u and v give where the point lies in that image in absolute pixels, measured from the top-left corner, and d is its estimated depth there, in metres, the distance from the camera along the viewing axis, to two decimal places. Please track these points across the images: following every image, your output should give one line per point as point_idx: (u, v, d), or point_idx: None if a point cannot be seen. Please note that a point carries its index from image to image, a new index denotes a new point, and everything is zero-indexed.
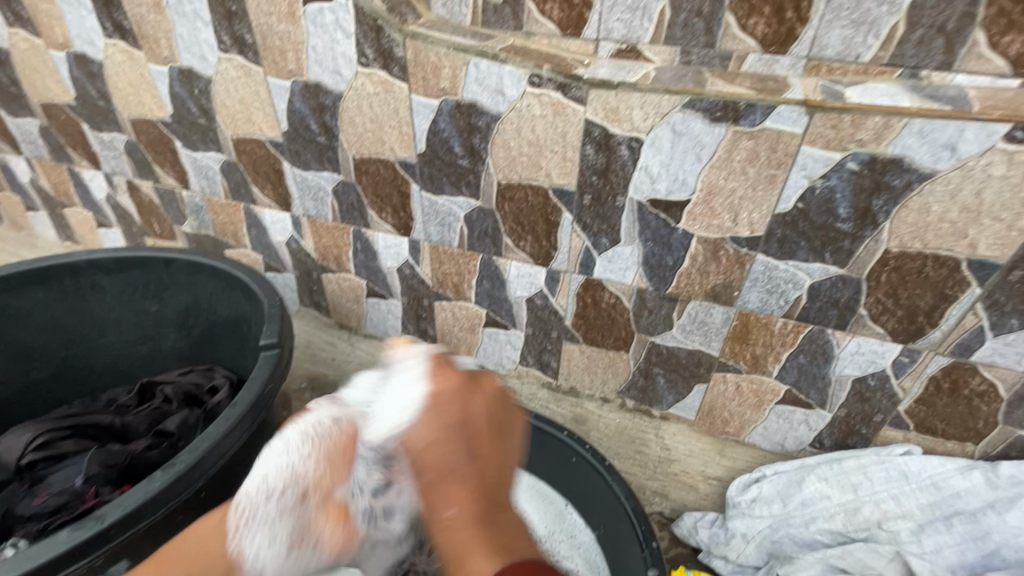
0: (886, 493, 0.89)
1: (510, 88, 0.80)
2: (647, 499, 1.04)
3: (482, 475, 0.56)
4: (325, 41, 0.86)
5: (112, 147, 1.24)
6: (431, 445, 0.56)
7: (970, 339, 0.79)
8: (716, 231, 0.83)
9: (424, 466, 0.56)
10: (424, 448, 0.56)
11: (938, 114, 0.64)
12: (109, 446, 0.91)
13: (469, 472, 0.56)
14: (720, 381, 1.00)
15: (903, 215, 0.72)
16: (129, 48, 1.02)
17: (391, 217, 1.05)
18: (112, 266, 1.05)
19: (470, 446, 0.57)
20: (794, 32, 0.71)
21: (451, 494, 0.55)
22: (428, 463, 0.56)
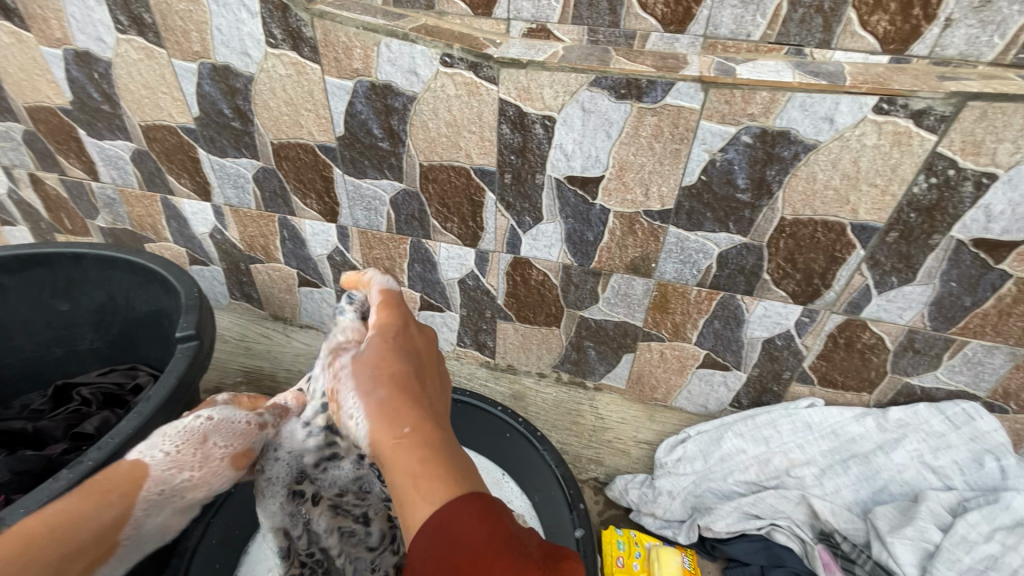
0: (793, 444, 0.97)
1: (423, 68, 0.80)
2: (583, 467, 1.09)
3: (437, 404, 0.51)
4: (229, 20, 0.83)
5: (9, 137, 1.15)
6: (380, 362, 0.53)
7: (859, 297, 0.87)
8: (631, 206, 0.86)
9: (380, 382, 0.51)
10: (377, 364, 0.53)
11: (817, 88, 0.68)
12: (20, 453, 0.86)
13: (422, 404, 0.50)
14: (645, 350, 1.05)
15: (794, 184, 0.77)
16: (16, 29, 0.95)
17: (316, 203, 1.04)
18: (15, 265, 0.99)
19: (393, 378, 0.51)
20: (691, 11, 0.75)
21: (401, 412, 0.48)
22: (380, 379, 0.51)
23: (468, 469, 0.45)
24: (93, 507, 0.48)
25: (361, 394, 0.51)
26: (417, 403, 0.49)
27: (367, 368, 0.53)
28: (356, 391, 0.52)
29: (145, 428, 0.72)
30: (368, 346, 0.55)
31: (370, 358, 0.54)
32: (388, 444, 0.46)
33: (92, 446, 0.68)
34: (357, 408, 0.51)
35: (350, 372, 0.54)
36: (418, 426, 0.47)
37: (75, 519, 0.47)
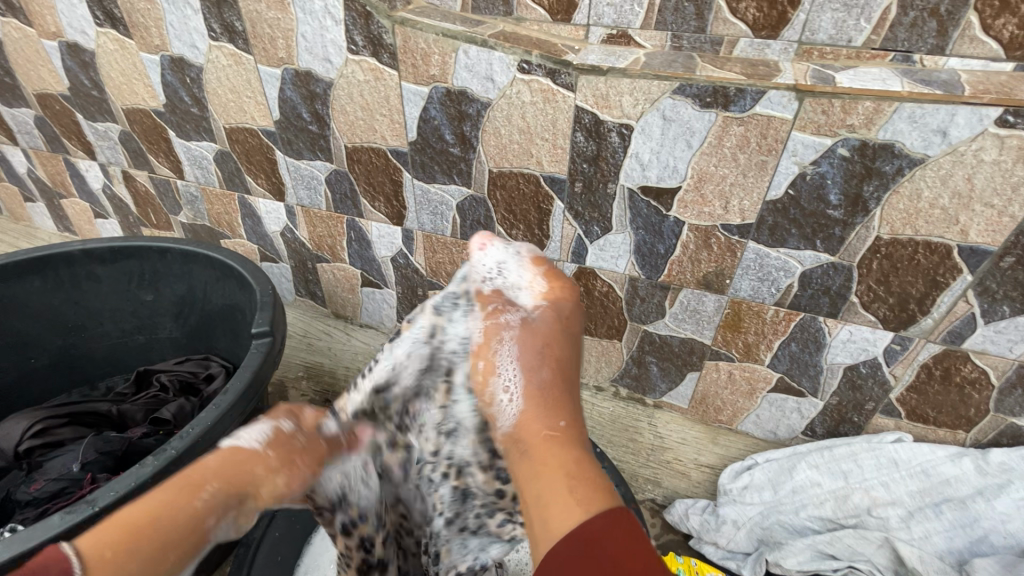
0: (876, 480, 0.90)
1: (500, 75, 0.79)
2: (639, 486, 1.04)
3: (570, 393, 0.59)
4: (314, 28, 0.86)
5: (107, 137, 1.24)
6: (546, 343, 0.61)
7: (961, 326, 0.79)
8: (708, 219, 0.83)
9: (545, 360, 0.60)
10: (545, 342, 0.61)
11: (930, 98, 0.63)
12: (105, 435, 0.90)
13: (569, 402, 0.58)
14: (712, 369, 1.00)
15: (894, 202, 0.72)
16: (121, 37, 1.02)
17: (385, 206, 1.05)
18: (108, 256, 1.06)
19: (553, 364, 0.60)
20: (785, 16, 0.71)
21: (554, 405, 0.57)
22: (546, 357, 0.60)
23: (609, 482, 0.50)
24: (196, 501, 0.48)
25: (519, 366, 0.59)
26: (569, 397, 0.58)
27: (535, 338, 0.61)
28: (520, 367, 0.59)
29: (222, 421, 0.75)
30: (537, 316, 0.63)
31: (535, 330, 0.62)
32: (542, 433, 0.55)
33: (174, 435, 0.71)
34: (513, 382, 0.58)
35: (517, 338, 0.61)
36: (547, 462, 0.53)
37: (171, 510, 0.47)
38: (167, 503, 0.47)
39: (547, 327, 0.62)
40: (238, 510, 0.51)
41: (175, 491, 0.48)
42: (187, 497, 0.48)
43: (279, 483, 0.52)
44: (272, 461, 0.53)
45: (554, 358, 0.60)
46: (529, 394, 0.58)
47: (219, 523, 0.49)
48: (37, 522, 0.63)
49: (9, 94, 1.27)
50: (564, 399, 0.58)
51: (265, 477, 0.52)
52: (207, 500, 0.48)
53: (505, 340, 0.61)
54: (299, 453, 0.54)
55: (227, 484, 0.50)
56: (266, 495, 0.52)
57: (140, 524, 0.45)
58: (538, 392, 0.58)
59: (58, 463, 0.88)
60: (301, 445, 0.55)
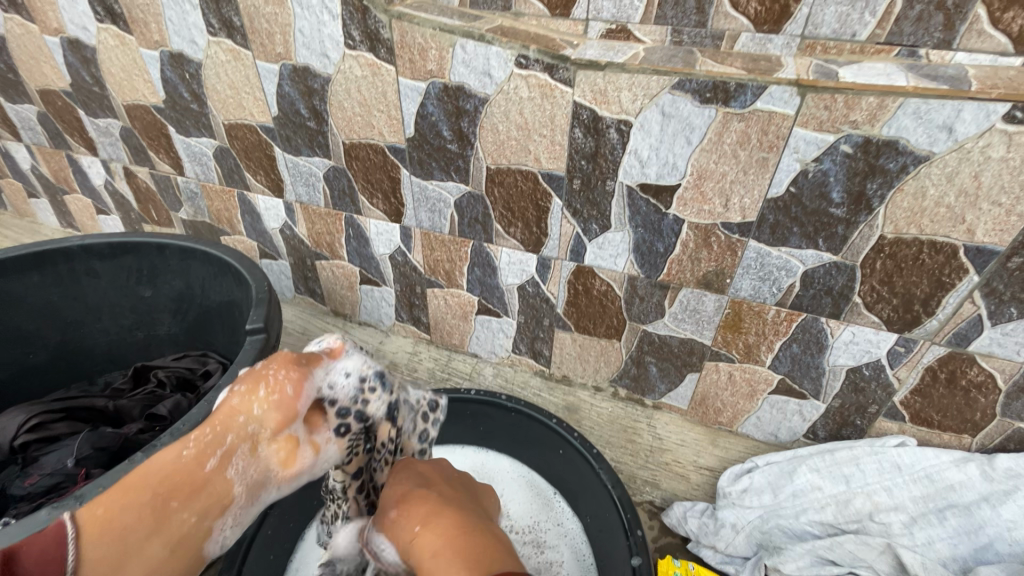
0: (878, 485, 0.88)
1: (497, 70, 0.78)
2: (637, 489, 1.02)
3: (427, 498, 0.61)
4: (312, 23, 0.85)
5: (108, 133, 1.24)
6: (391, 497, 0.64)
7: (967, 328, 0.77)
8: (708, 217, 0.81)
9: (391, 505, 0.62)
10: (389, 497, 0.64)
11: (935, 93, 0.61)
12: (101, 430, 0.90)
13: (435, 504, 0.60)
14: (712, 370, 0.99)
15: (899, 200, 0.70)
16: (121, 33, 1.02)
17: (383, 203, 1.05)
18: (107, 251, 1.06)
19: (403, 501, 0.62)
20: (788, 10, 0.69)
21: (412, 519, 0.59)
22: (393, 502, 0.63)
23: (496, 545, 0.56)
24: (181, 451, 0.55)
25: (381, 529, 0.62)
26: (423, 504, 0.60)
27: (385, 496, 0.65)
28: (388, 548, 0.61)
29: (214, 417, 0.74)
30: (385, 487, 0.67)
31: (384, 498, 0.64)
32: (405, 540, 0.58)
33: (166, 432, 0.70)
34: (384, 544, 0.62)
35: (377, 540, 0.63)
36: (417, 560, 0.56)
37: (167, 467, 0.55)
38: (159, 462, 0.55)
39: (389, 495, 0.64)
40: (239, 439, 0.57)
41: (166, 452, 0.56)
42: (174, 452, 0.55)
43: (259, 397, 0.58)
44: (241, 390, 0.59)
45: (416, 509, 0.60)
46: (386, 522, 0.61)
47: (223, 461, 0.56)
48: (26, 518, 0.62)
49: (12, 90, 1.27)
50: (421, 509, 0.60)
51: (245, 412, 0.57)
52: (194, 445, 0.56)
53: (376, 520, 0.64)
54: (263, 372, 0.60)
55: (204, 426, 0.57)
56: (256, 414, 0.58)
57: (134, 486, 0.54)
58: (410, 517, 0.59)
59: (53, 457, 0.88)
60: (266, 368, 0.61)
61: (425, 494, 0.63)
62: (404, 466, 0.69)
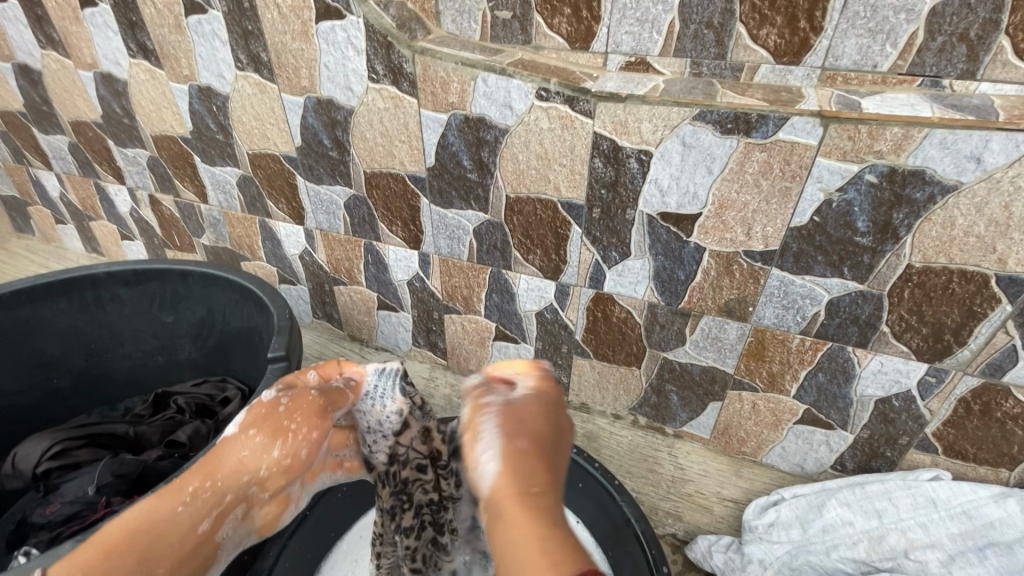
0: (912, 521, 0.85)
1: (518, 102, 0.80)
2: (660, 520, 0.99)
3: (555, 456, 0.45)
4: (337, 58, 0.87)
5: (136, 162, 1.28)
6: (532, 419, 0.47)
7: (1002, 359, 0.75)
8: (729, 245, 0.81)
9: (527, 433, 0.45)
10: (525, 417, 0.47)
11: (962, 124, 0.61)
12: (121, 457, 0.91)
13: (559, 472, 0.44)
14: (735, 400, 0.97)
15: (926, 229, 0.69)
16: (152, 67, 1.06)
17: (402, 231, 1.06)
18: (132, 278, 1.08)
19: (538, 435, 0.45)
20: (807, 42, 0.69)
21: (534, 473, 0.42)
22: (530, 430, 0.46)
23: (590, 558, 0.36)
24: (179, 509, 0.45)
25: (502, 435, 0.45)
26: (556, 465, 0.44)
27: (520, 410, 0.47)
28: (499, 433, 0.45)
29: None
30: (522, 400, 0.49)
31: (519, 412, 0.47)
32: (514, 495, 0.40)
33: (188, 462, 0.71)
34: (490, 453, 0.44)
35: (494, 419, 0.47)
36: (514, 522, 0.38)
37: (151, 520, 0.44)
38: (149, 513, 0.44)
39: (531, 410, 0.48)
40: (237, 501, 0.47)
41: (156, 501, 0.45)
42: (168, 505, 0.45)
43: (275, 457, 0.48)
44: (255, 437, 0.48)
45: (550, 449, 0.45)
46: (507, 452, 0.44)
47: (219, 525, 0.46)
48: (51, 549, 0.62)
49: (45, 121, 1.31)
50: (550, 473, 0.43)
51: (253, 457, 0.48)
52: (191, 504, 0.46)
53: (499, 413, 0.47)
54: (288, 420, 0.49)
55: (213, 481, 0.46)
56: (264, 474, 0.48)
57: (129, 534, 0.43)
58: (524, 463, 0.43)
59: (74, 485, 0.88)
60: (253, 435, 0.48)
61: (558, 439, 0.46)
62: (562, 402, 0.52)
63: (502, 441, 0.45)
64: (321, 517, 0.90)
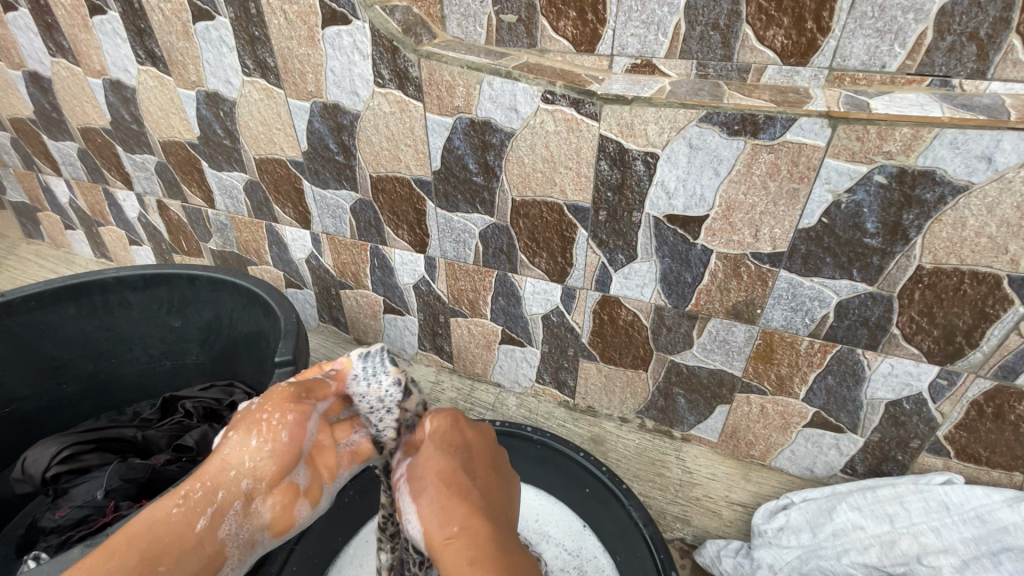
0: (925, 526, 0.84)
1: (524, 105, 0.80)
2: (667, 525, 0.98)
3: (465, 485, 0.50)
4: (343, 63, 0.88)
5: (144, 168, 1.29)
6: (437, 467, 0.52)
7: (1015, 361, 0.74)
8: (737, 247, 0.80)
9: (431, 482, 0.50)
10: (429, 466, 0.52)
11: (973, 124, 0.60)
12: (130, 461, 0.91)
13: (474, 497, 0.49)
14: (743, 403, 0.96)
15: (937, 230, 0.69)
16: (160, 74, 1.06)
17: (408, 234, 1.06)
18: (140, 283, 1.08)
19: (441, 477, 0.51)
20: (815, 43, 0.69)
21: (450, 512, 0.48)
22: (432, 477, 0.51)
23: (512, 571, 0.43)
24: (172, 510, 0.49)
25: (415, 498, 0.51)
26: (466, 494, 0.49)
27: (419, 466, 0.53)
28: (411, 496, 0.51)
29: None
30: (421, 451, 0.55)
31: (420, 466, 0.53)
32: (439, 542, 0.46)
33: None
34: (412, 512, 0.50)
35: (405, 481, 0.53)
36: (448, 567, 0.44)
37: (151, 519, 0.49)
38: (148, 518, 0.49)
39: (430, 456, 0.53)
40: (232, 497, 0.50)
41: (155, 506, 0.50)
42: (163, 507, 0.50)
43: (253, 448, 0.50)
44: (232, 436, 0.51)
45: (454, 479, 0.51)
46: (422, 508, 0.49)
47: (213, 522, 0.49)
48: (62, 553, 0.63)
49: (55, 128, 1.33)
50: (464, 499, 0.49)
51: (235, 454, 0.51)
52: (183, 502, 0.50)
53: (407, 478, 0.53)
54: (261, 412, 0.51)
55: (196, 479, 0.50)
56: (248, 467, 0.50)
57: (136, 534, 0.48)
58: (436, 512, 0.48)
59: (82, 489, 0.88)
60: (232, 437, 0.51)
61: (458, 463, 0.52)
62: (455, 421, 0.58)
63: (416, 501, 0.50)
64: (328, 522, 0.89)
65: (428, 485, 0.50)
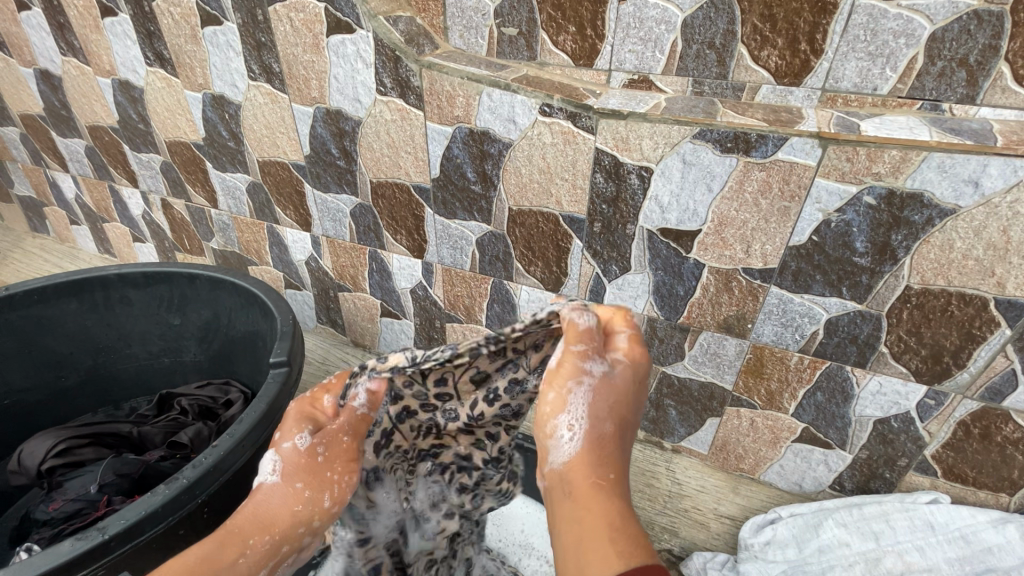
0: (910, 544, 0.84)
1: (522, 117, 0.81)
2: (656, 535, 1.00)
3: (626, 436, 0.53)
4: (346, 70, 0.89)
5: (150, 167, 1.30)
6: (620, 400, 0.53)
7: (1001, 383, 0.75)
8: (728, 262, 0.81)
9: (611, 415, 0.51)
10: (619, 396, 0.52)
11: (960, 148, 0.61)
12: (124, 456, 0.92)
13: (624, 451, 0.52)
14: (734, 416, 0.97)
15: (924, 251, 0.69)
16: (168, 76, 1.08)
17: (406, 239, 1.07)
18: (141, 280, 1.10)
19: (616, 414, 0.52)
20: (808, 64, 0.70)
21: (605, 455, 0.50)
22: (609, 409, 0.51)
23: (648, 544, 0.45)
24: (240, 560, 0.51)
25: (588, 410, 0.50)
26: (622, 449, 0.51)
27: (604, 391, 0.52)
28: (588, 409, 0.50)
29: (235, 449, 0.75)
30: (617, 370, 0.53)
31: (610, 386, 0.52)
32: (588, 481, 0.48)
33: (187, 464, 0.72)
34: (575, 423, 0.50)
35: (586, 389, 0.51)
36: (588, 509, 0.46)
37: (215, 566, 0.49)
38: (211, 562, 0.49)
39: (620, 385, 0.53)
40: (292, 547, 0.55)
41: (220, 548, 0.50)
42: (231, 556, 0.50)
43: (324, 507, 0.55)
44: (303, 491, 0.54)
45: (621, 416, 0.53)
46: (585, 433, 0.50)
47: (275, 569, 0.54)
48: (51, 548, 0.63)
49: (64, 125, 1.35)
50: (618, 449, 0.51)
51: (305, 510, 0.55)
52: (251, 554, 0.52)
53: (581, 388, 0.51)
54: (328, 470, 0.55)
55: (271, 533, 0.53)
56: (316, 520, 0.55)
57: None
58: (598, 441, 0.50)
59: (77, 483, 0.89)
60: (298, 484, 0.54)
61: (627, 409, 0.53)
62: (642, 358, 0.56)
63: (585, 421, 0.50)
64: None
65: (604, 417, 0.51)
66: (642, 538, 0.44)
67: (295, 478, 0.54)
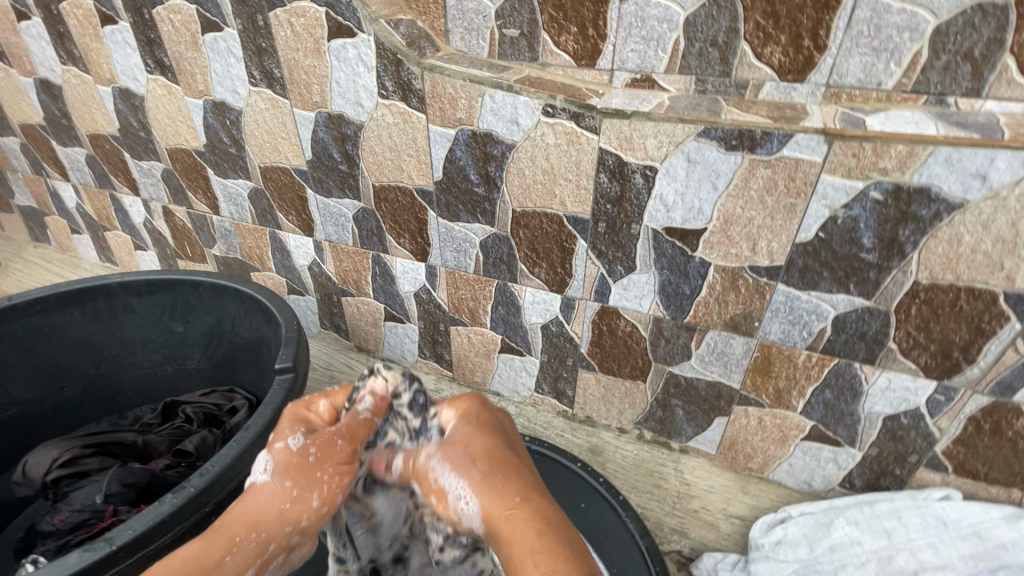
0: (922, 542, 0.83)
1: (525, 118, 0.81)
2: (665, 537, 0.98)
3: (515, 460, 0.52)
4: (348, 74, 0.89)
5: (151, 175, 1.30)
6: (471, 444, 0.53)
7: (1011, 377, 0.75)
8: (735, 260, 0.81)
9: (478, 456, 0.51)
10: (469, 442, 0.53)
11: (967, 142, 0.61)
12: (129, 465, 0.91)
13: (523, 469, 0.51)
14: (741, 415, 0.96)
15: (932, 246, 0.69)
16: (168, 83, 1.08)
17: (409, 243, 1.07)
18: (144, 288, 1.09)
19: (491, 457, 0.51)
20: (811, 61, 0.70)
21: (502, 486, 0.49)
22: (480, 452, 0.52)
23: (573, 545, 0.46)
24: (225, 557, 0.49)
25: (459, 475, 0.51)
26: (518, 468, 0.51)
27: (460, 445, 0.53)
28: (455, 473, 0.51)
29: (242, 457, 0.75)
30: (453, 430, 0.55)
31: (458, 444, 0.53)
32: (498, 515, 0.48)
33: (195, 472, 0.72)
34: (460, 490, 0.50)
35: (440, 458, 0.53)
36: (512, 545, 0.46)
37: (200, 564, 0.48)
38: (196, 559, 0.48)
39: (469, 434, 0.54)
40: (280, 547, 0.52)
41: (202, 545, 0.49)
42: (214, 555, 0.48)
43: (313, 507, 0.52)
44: (291, 490, 0.51)
45: (486, 447, 0.52)
46: (475, 490, 0.50)
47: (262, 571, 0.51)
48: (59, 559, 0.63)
49: (65, 134, 1.35)
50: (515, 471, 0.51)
51: (292, 509, 0.51)
52: (236, 552, 0.49)
53: (442, 459, 0.53)
54: (319, 469, 0.53)
55: (256, 530, 0.50)
56: (304, 520, 0.52)
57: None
58: (483, 489, 0.49)
59: (81, 494, 0.89)
60: (286, 484, 0.52)
61: (495, 442, 0.53)
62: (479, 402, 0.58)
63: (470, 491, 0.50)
64: None
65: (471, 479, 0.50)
66: (563, 542, 0.46)
67: (283, 476, 0.52)
